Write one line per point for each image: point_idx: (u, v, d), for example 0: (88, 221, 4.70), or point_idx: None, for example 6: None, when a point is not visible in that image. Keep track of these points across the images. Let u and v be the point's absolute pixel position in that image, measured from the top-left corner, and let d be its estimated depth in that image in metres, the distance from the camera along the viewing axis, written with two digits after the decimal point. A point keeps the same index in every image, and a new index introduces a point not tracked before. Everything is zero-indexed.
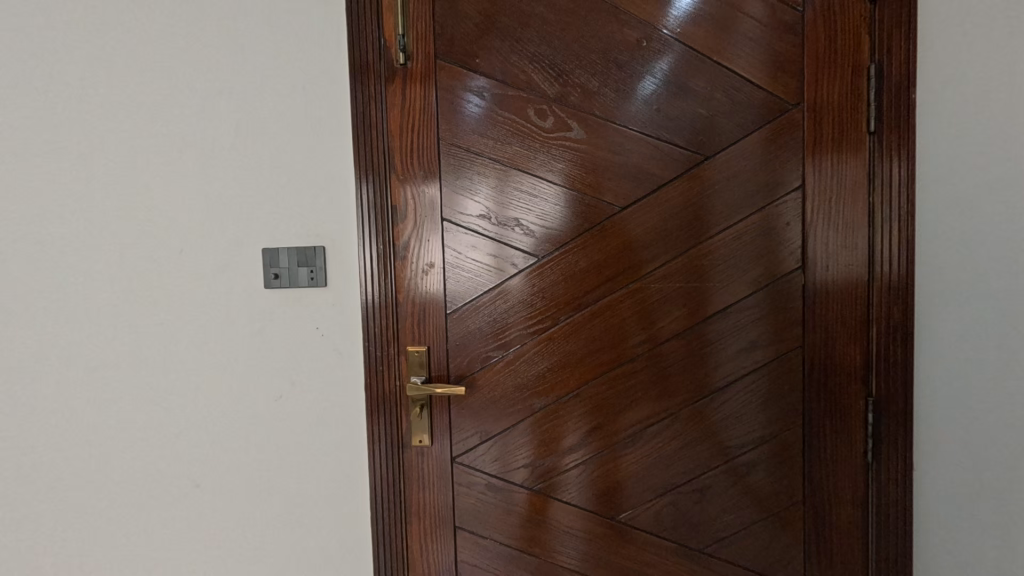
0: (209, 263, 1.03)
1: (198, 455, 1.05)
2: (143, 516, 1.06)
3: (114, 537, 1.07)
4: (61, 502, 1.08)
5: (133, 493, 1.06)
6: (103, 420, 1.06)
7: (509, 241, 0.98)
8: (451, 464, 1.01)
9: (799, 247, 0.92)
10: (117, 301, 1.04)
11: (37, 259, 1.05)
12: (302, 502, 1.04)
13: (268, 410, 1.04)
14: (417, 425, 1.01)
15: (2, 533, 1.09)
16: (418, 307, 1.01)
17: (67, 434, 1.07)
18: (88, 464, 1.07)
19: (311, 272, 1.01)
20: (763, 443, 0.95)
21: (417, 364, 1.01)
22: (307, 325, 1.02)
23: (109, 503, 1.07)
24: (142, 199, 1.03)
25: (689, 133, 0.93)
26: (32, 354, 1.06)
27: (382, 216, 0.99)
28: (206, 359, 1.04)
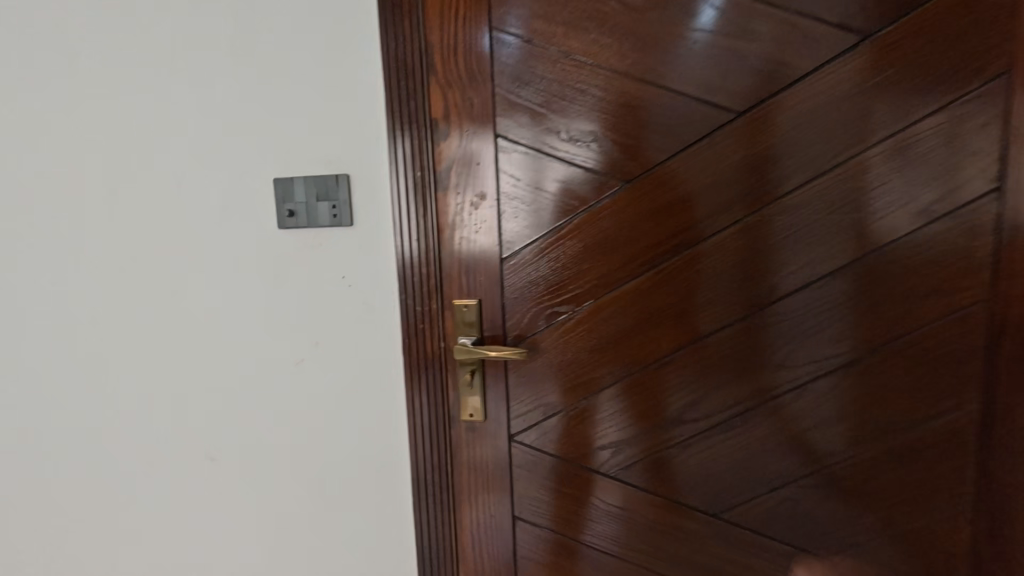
0: (212, 200, 0.84)
1: (213, 427, 0.90)
2: (158, 492, 0.94)
3: (129, 515, 0.95)
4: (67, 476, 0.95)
5: (144, 468, 0.93)
6: (105, 387, 0.92)
7: (553, 167, 0.76)
8: (507, 444, 0.84)
9: (911, 204, 0.69)
10: (110, 249, 0.88)
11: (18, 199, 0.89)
12: (333, 481, 0.89)
13: (289, 375, 0.87)
14: (467, 397, 0.82)
15: (9, 506, 0.98)
16: (466, 251, 0.80)
17: (68, 401, 0.93)
18: (94, 434, 0.93)
19: (334, 207, 0.81)
20: (919, 425, 0.72)
21: (466, 322, 0.81)
22: (330, 274, 0.83)
23: (120, 477, 0.94)
24: (131, 123, 0.84)
25: (841, 4, 0.67)
26: (24, 310, 0.92)
27: (418, 134, 0.78)
28: (215, 316, 0.87)
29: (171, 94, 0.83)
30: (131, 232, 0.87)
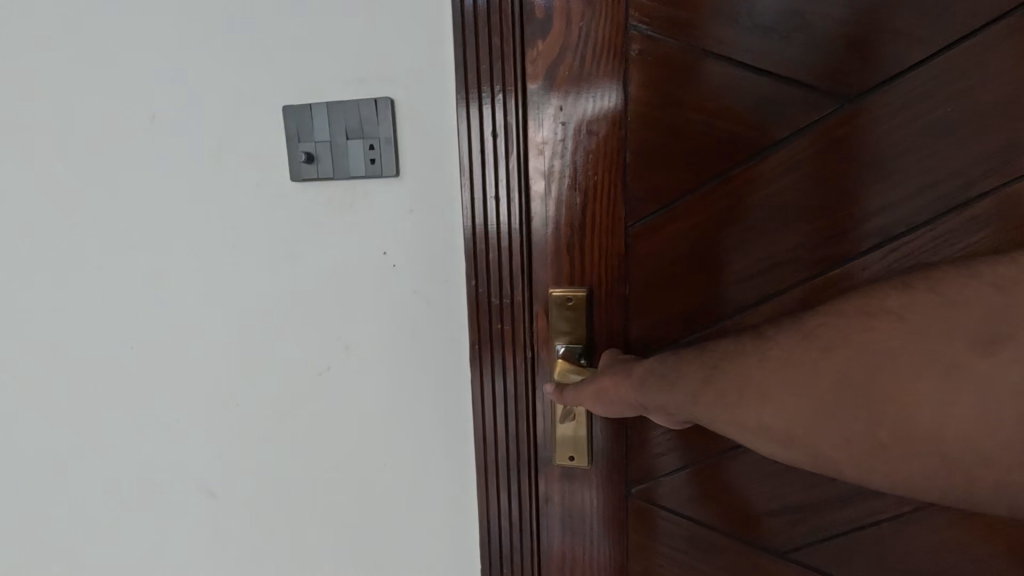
0: (201, 136, 0.58)
1: (213, 451, 0.66)
2: (144, 534, 0.71)
3: (110, 559, 0.73)
4: (32, 504, 0.73)
5: (125, 501, 0.70)
6: (71, 393, 0.68)
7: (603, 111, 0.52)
8: (626, 500, 0.59)
9: None
10: (66, 207, 0.63)
11: None
12: (372, 533, 0.64)
13: (310, 389, 0.62)
14: (568, 432, 0.57)
15: None
16: (574, 215, 0.54)
17: (25, 409, 0.70)
18: (60, 455, 0.70)
19: (370, 149, 0.54)
20: None
21: (569, 322, 0.56)
22: (366, 247, 0.57)
23: (96, 509, 0.71)
24: (87, 24, 0.58)
25: None
26: None
27: (504, 34, 0.51)
28: (210, 303, 0.62)
29: None
30: (94, 184, 0.62)
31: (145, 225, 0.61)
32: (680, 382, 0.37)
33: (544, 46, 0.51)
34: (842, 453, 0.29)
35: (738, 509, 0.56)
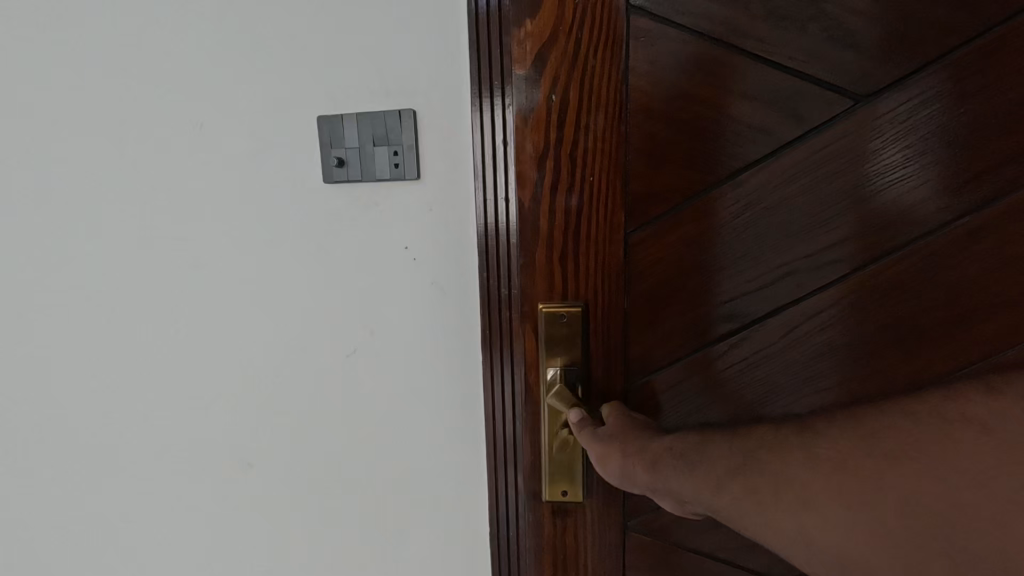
0: (244, 141, 0.65)
1: (251, 424, 0.74)
2: (187, 499, 0.79)
3: (154, 522, 0.81)
4: (85, 473, 0.81)
5: (171, 470, 0.78)
6: (124, 372, 0.76)
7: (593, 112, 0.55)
8: (622, 538, 0.64)
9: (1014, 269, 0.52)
10: (123, 206, 0.71)
11: (16, 143, 0.72)
12: (391, 498, 0.72)
13: (338, 371, 0.69)
14: (563, 469, 0.62)
15: (26, 503, 0.85)
16: (569, 218, 0.58)
17: (83, 387, 0.78)
18: (113, 428, 0.78)
19: (395, 155, 0.61)
20: None
21: (564, 333, 0.60)
22: (390, 243, 0.64)
23: (145, 477, 0.79)
24: (142, 44, 0.66)
25: None
26: (27, 280, 0.76)
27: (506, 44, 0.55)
28: (249, 292, 0.69)
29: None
30: (148, 183, 0.69)
31: (194, 221, 0.69)
32: (703, 474, 0.41)
33: (534, 26, 0.54)
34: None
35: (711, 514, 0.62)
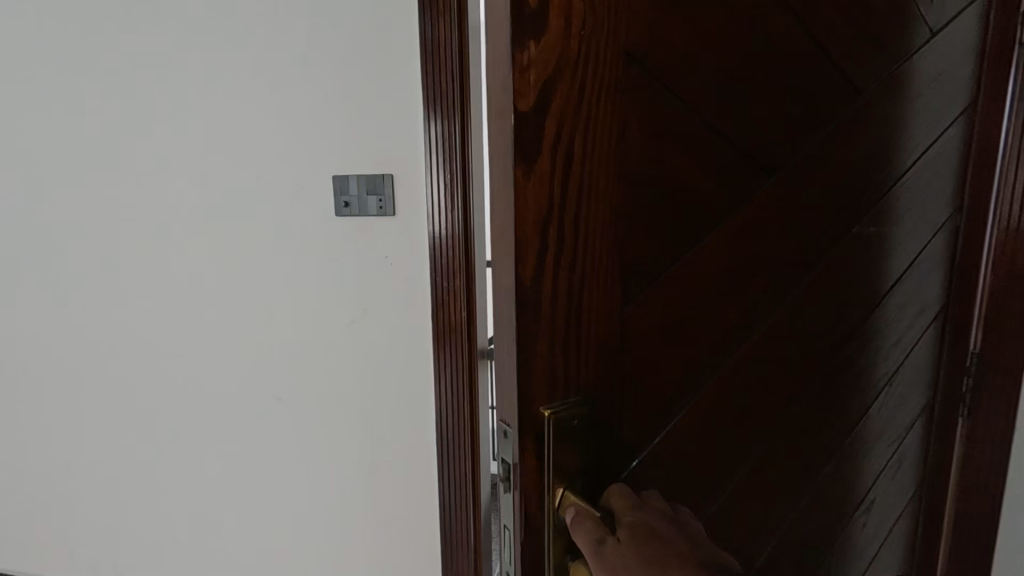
0: (284, 190, 1.04)
1: (283, 372, 1.13)
2: (235, 423, 1.17)
3: (211, 440, 1.20)
4: (168, 410, 1.21)
5: (224, 402, 1.17)
6: (198, 340, 1.15)
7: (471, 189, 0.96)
8: None
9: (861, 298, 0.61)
10: (203, 232, 1.10)
11: (131, 195, 1.12)
12: (375, 421, 1.11)
13: (343, 334, 1.08)
14: None
15: (126, 434, 1.24)
16: (570, 300, 0.34)
17: (170, 353, 1.17)
18: (188, 378, 1.18)
19: (379, 202, 1.00)
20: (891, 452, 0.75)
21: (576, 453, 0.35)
22: (377, 255, 1.03)
23: (208, 412, 1.18)
24: (219, 131, 1.05)
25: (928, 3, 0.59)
26: (135, 281, 1.15)
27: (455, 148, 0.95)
28: (285, 285, 1.08)
29: (251, 100, 1.02)
30: (217, 214, 1.08)
31: (248, 237, 1.08)
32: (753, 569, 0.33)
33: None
34: None
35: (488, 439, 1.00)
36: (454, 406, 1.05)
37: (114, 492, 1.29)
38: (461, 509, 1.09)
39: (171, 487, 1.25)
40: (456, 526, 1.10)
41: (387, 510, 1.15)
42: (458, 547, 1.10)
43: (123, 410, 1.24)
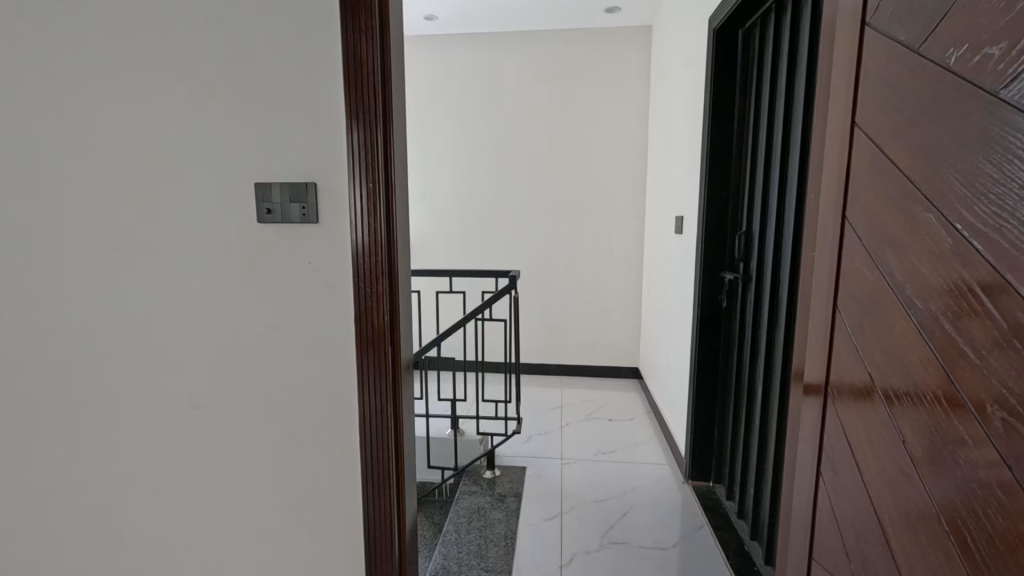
0: (204, 194, 1.04)
1: (199, 378, 1.11)
2: (148, 432, 1.14)
3: (121, 450, 1.16)
4: (73, 417, 1.16)
5: (138, 411, 1.13)
6: (107, 345, 1.12)
7: (378, 207, 1.00)
8: None
9: None
10: (116, 234, 1.07)
11: (38, 192, 1.08)
12: (297, 426, 1.11)
13: (265, 340, 1.09)
14: None
15: (25, 442, 1.18)
16: None
17: (77, 358, 1.13)
18: (97, 384, 1.14)
19: (302, 209, 1.02)
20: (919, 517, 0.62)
21: None
22: (299, 260, 1.05)
23: (117, 419, 1.14)
24: (136, 132, 1.04)
25: None
26: (40, 282, 1.11)
27: (374, 163, 0.99)
28: (203, 290, 1.08)
29: (171, 104, 1.02)
30: (132, 217, 1.06)
31: (165, 241, 1.07)
32: None
33: None
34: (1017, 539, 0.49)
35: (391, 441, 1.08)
36: (376, 407, 1.07)
37: (14, 507, 1.22)
38: (383, 510, 1.10)
39: (78, 501, 1.19)
40: (379, 528, 1.10)
41: (306, 516, 1.14)
42: (380, 548, 1.11)
43: (22, 420, 1.17)
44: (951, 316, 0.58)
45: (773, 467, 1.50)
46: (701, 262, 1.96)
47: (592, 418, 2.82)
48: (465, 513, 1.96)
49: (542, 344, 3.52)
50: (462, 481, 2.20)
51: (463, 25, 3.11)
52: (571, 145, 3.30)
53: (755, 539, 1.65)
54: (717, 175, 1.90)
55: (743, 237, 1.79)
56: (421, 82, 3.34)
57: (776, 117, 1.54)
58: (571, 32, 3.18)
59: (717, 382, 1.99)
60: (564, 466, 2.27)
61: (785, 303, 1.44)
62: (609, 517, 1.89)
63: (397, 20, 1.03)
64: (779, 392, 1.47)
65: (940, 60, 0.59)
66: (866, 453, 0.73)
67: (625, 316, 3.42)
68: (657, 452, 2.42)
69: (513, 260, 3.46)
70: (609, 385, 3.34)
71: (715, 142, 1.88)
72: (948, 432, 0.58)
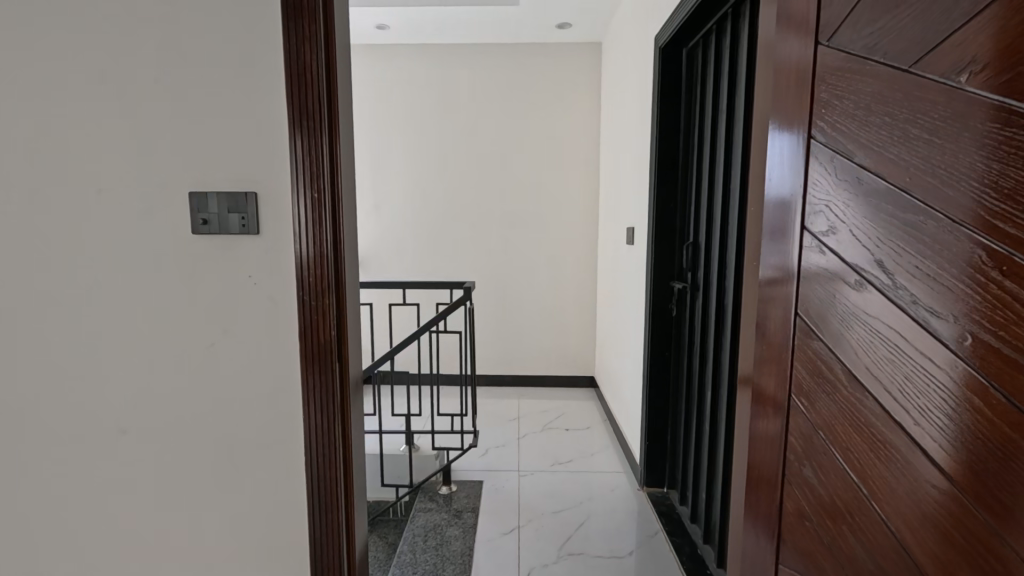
0: (132, 204, 0.98)
1: (126, 401, 1.03)
2: (66, 463, 1.05)
3: (36, 484, 1.05)
4: None
5: (54, 439, 1.04)
6: (19, 367, 1.02)
7: (323, 218, 0.97)
8: None
9: (917, 316, 0.52)
10: (30, 247, 0.99)
11: None
12: (236, 449, 1.05)
13: (200, 358, 1.02)
14: None
15: None
16: None
17: None
18: (5, 412, 1.03)
19: (242, 219, 0.97)
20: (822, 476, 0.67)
21: None
22: (238, 273, 1.00)
23: (29, 449, 1.04)
24: (55, 137, 0.96)
25: (957, 15, 0.48)
26: None
27: (321, 173, 0.96)
28: (131, 306, 1.00)
29: (93, 107, 0.95)
30: (50, 228, 0.98)
31: (86, 256, 0.99)
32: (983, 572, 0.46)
33: None
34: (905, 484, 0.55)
35: (339, 456, 1.04)
36: (323, 426, 1.02)
37: None
38: (331, 533, 1.05)
39: None
40: (327, 553, 1.05)
41: (246, 543, 1.07)
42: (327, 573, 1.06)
43: None
44: (871, 284, 0.58)
45: (723, 471, 1.54)
46: (652, 271, 2.00)
47: (549, 428, 2.82)
48: (420, 532, 1.91)
49: (498, 356, 3.50)
50: (418, 499, 2.14)
51: (415, 35, 3.09)
52: (524, 157, 3.32)
53: (708, 543, 1.69)
54: (665, 187, 1.95)
55: (691, 247, 1.84)
56: (372, 91, 3.29)
57: (719, 132, 1.61)
58: (523, 46, 3.22)
59: (669, 389, 2.04)
60: (521, 478, 2.26)
61: (731, 310, 1.49)
62: (566, 528, 1.89)
63: (342, 26, 1.01)
64: (727, 397, 1.51)
65: (864, 50, 0.59)
66: (846, 445, 0.63)
67: (580, 326, 3.46)
68: (613, 460, 2.44)
69: (469, 271, 3.43)
70: (566, 394, 3.36)
71: (663, 155, 1.94)
72: (956, 403, 0.48)
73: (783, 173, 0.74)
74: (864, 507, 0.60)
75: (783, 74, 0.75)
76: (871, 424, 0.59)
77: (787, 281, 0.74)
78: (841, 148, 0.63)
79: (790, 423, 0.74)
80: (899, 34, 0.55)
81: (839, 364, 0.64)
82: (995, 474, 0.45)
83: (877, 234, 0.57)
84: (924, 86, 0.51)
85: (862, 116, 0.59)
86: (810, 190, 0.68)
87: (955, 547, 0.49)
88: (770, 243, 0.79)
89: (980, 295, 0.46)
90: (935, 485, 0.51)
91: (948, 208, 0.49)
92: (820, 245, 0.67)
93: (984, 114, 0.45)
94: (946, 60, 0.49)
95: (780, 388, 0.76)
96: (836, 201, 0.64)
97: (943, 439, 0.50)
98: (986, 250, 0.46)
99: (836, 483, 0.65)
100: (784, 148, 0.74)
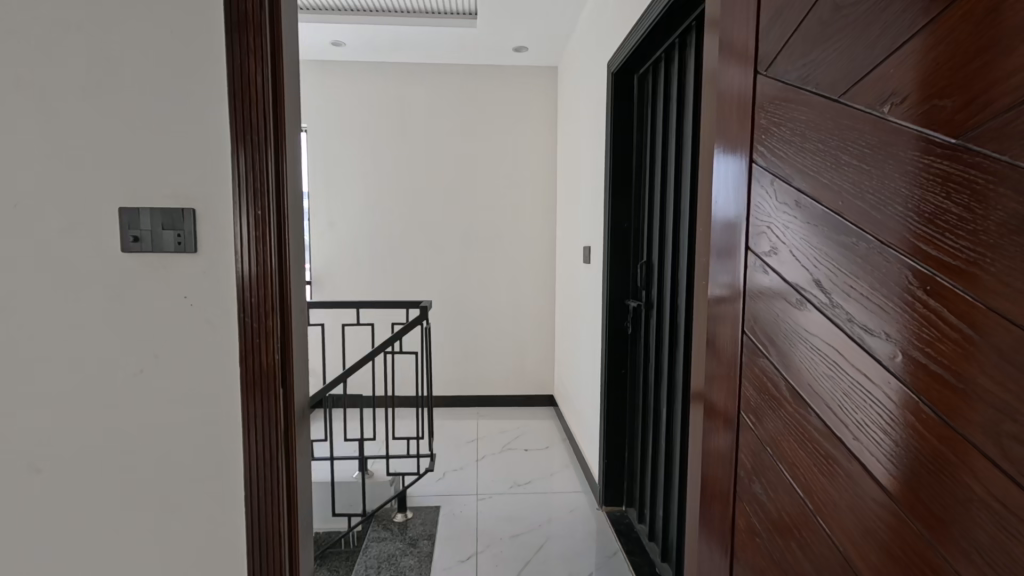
0: (54, 221, 0.91)
1: (40, 437, 0.94)
2: None
3: None
4: None
5: None
6: None
7: (267, 234, 0.93)
8: None
9: (854, 335, 0.54)
10: None
11: None
12: (168, 483, 0.97)
13: (128, 384, 0.95)
14: None
15: None
16: None
17: None
18: None
19: (178, 238, 0.92)
20: (772, 492, 0.68)
21: None
22: (174, 293, 0.94)
23: None
24: None
25: (878, 51, 0.51)
26: None
27: (265, 188, 0.92)
28: (49, 330, 0.92)
29: (13, 119, 0.88)
30: None
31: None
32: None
33: None
34: (843, 497, 0.56)
35: (284, 485, 0.98)
36: (265, 454, 0.96)
37: None
38: (273, 567, 0.98)
39: None
40: None
41: None
42: None
43: None
44: (813, 305, 0.60)
45: (678, 484, 1.56)
46: (608, 290, 2.02)
47: (509, 449, 2.79)
48: (374, 563, 1.83)
49: (457, 376, 3.45)
50: (371, 528, 2.05)
51: (371, 52, 3.07)
52: (482, 177, 3.34)
53: (665, 560, 1.68)
54: (619, 208, 2.00)
55: (644, 266, 1.87)
56: (326, 108, 3.23)
57: (670, 155, 1.67)
58: (480, 68, 3.26)
59: (626, 405, 2.06)
60: (480, 502, 2.21)
61: (683, 327, 1.52)
62: (525, 551, 1.85)
63: (291, 40, 0.98)
64: (681, 413, 1.54)
65: (799, 81, 0.62)
66: (793, 461, 0.64)
67: (539, 345, 3.46)
68: (571, 480, 2.43)
69: (426, 291, 3.38)
70: (526, 414, 3.33)
71: (617, 178, 1.99)
72: (892, 420, 0.50)
73: (728, 197, 0.77)
74: (812, 522, 0.61)
75: (726, 102, 0.78)
76: (814, 440, 0.60)
77: (738, 300, 0.75)
78: (780, 173, 0.65)
79: (742, 441, 0.75)
80: (825, 67, 0.58)
81: (784, 381, 0.65)
82: (927, 483, 0.46)
83: (815, 256, 0.59)
84: (853, 116, 0.54)
85: (800, 144, 0.62)
86: (755, 211, 0.70)
87: (892, 555, 0.50)
88: (719, 263, 0.80)
89: (910, 315, 0.48)
90: (875, 498, 0.52)
91: (879, 233, 0.51)
92: (764, 265, 0.69)
93: (908, 142, 0.48)
94: (872, 91, 0.52)
95: (731, 404, 0.78)
96: (778, 223, 0.66)
97: (882, 455, 0.51)
98: (913, 270, 0.47)
99: (785, 498, 0.65)
100: (727, 172, 0.77)
